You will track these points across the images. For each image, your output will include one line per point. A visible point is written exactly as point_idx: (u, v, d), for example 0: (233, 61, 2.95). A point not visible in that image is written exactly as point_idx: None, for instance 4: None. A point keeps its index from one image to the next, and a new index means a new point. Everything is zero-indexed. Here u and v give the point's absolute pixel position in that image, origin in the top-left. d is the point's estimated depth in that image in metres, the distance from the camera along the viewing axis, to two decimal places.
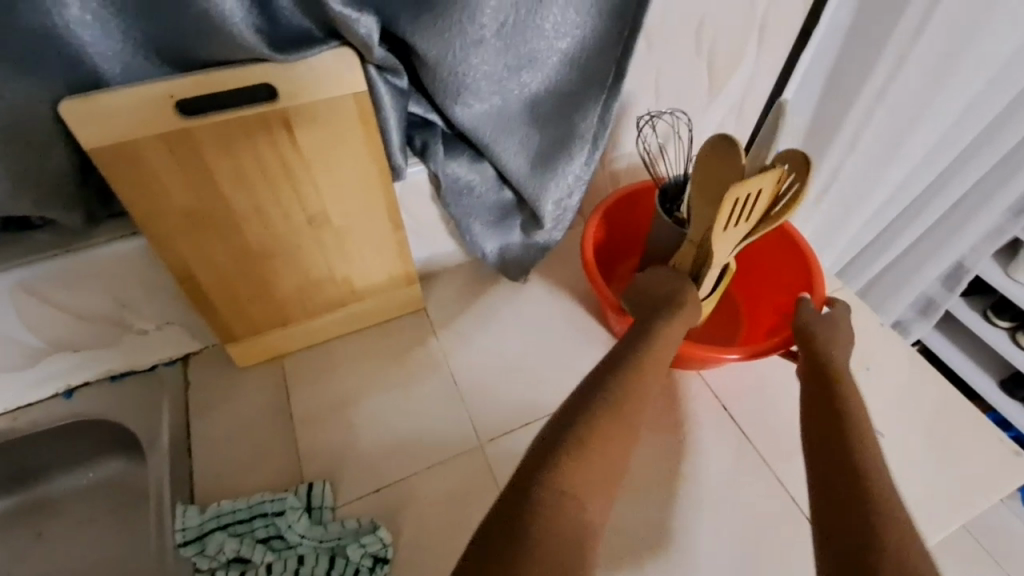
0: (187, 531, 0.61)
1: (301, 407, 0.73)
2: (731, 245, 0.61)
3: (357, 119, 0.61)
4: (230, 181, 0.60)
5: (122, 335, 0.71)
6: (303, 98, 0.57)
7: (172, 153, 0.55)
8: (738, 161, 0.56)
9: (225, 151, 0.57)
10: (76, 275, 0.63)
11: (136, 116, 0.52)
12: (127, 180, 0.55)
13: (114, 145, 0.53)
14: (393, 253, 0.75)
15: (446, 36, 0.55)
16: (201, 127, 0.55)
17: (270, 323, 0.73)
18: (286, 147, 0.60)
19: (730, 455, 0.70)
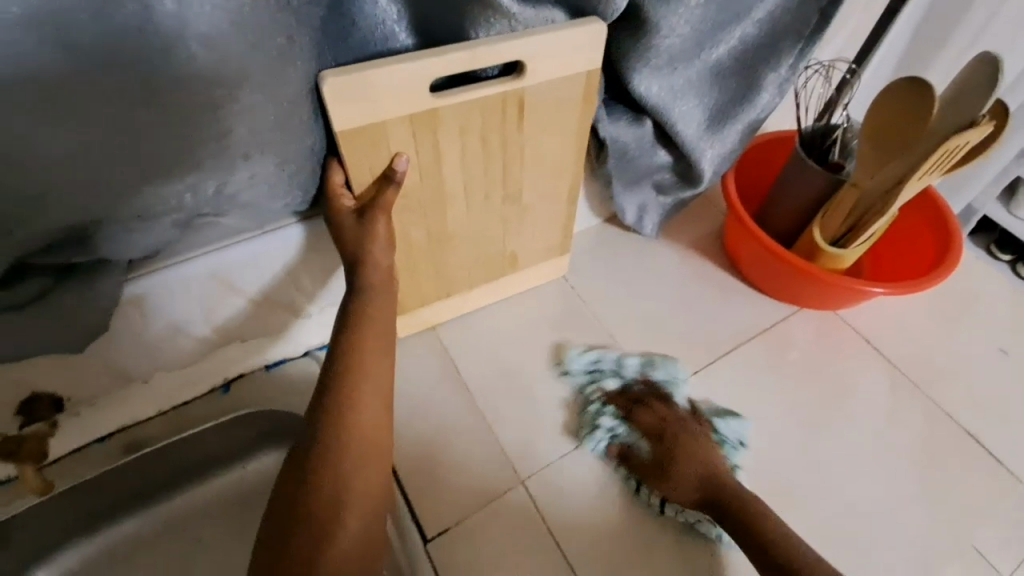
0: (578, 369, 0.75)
1: (472, 376, 0.75)
2: (905, 197, 0.63)
3: (579, 99, 0.57)
4: (451, 167, 0.56)
5: (288, 321, 0.69)
6: (545, 74, 0.53)
7: (413, 131, 0.51)
8: (926, 104, 0.60)
9: (459, 132, 0.54)
10: (267, 258, 0.59)
11: (402, 89, 0.48)
12: (360, 146, 0.50)
13: (367, 122, 0.48)
14: (561, 229, 0.71)
15: (660, 7, 0.57)
16: (449, 107, 0.51)
17: (436, 295, 0.72)
18: (510, 123, 0.56)
19: (884, 382, 0.76)
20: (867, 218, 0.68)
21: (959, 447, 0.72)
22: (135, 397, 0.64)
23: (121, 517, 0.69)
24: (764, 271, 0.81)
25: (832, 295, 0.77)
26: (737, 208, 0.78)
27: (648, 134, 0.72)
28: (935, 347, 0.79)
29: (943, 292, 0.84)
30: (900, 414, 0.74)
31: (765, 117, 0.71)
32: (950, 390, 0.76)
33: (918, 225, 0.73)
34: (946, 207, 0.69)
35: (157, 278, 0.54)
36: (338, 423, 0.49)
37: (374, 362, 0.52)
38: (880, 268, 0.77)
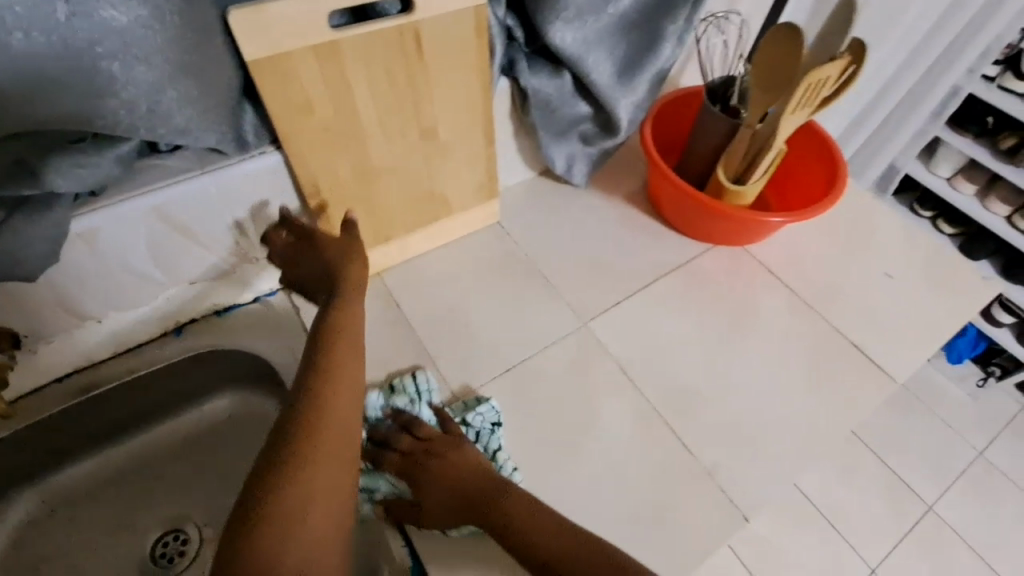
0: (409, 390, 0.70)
1: (413, 313, 0.81)
2: (788, 129, 0.72)
3: (473, 33, 0.65)
4: (364, 100, 0.63)
5: (236, 265, 0.73)
6: (433, 8, 0.61)
7: (320, 65, 0.58)
8: (799, 50, 0.67)
9: (365, 68, 0.61)
10: (209, 198, 0.64)
11: (305, 20, 0.55)
12: (275, 82, 0.57)
13: (276, 57, 0.55)
14: (484, 168, 0.81)
15: None
16: (349, 41, 0.58)
17: (376, 240, 0.78)
18: (412, 60, 0.63)
19: (783, 306, 0.86)
20: (761, 152, 0.76)
21: (846, 356, 0.82)
22: (91, 337, 0.69)
23: (87, 453, 0.75)
24: (681, 214, 0.89)
25: (743, 230, 0.86)
26: (654, 158, 0.84)
27: (567, 84, 0.79)
28: (830, 274, 0.89)
29: (842, 226, 0.94)
30: (796, 331, 0.84)
31: (669, 68, 0.78)
32: (841, 310, 0.86)
33: (810, 161, 0.82)
34: (831, 142, 0.78)
35: (106, 216, 0.58)
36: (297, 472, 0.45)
37: (341, 419, 0.50)
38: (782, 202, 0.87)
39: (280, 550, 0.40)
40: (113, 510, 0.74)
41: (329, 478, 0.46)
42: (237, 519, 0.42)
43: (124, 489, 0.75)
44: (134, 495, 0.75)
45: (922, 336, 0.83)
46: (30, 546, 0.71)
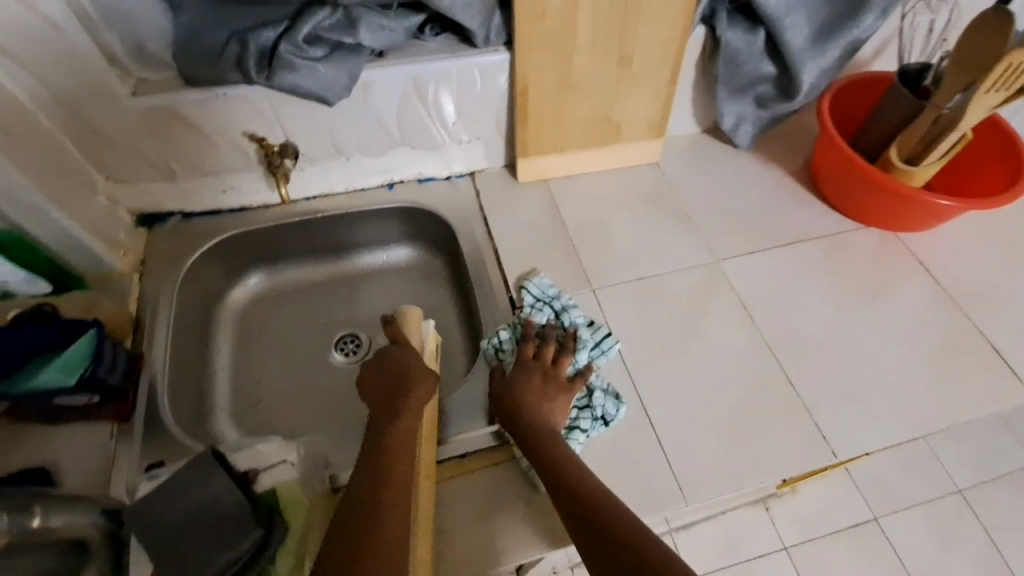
0: (533, 289, 0.83)
1: (568, 217, 0.94)
2: (975, 115, 0.74)
3: None
4: (584, 20, 0.77)
5: (444, 142, 0.91)
6: None
7: None
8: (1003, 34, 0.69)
9: None
10: (450, 78, 0.81)
11: None
12: None
13: None
14: (662, 104, 0.91)
15: None
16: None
17: (553, 148, 0.93)
18: None
19: (924, 295, 0.86)
20: (941, 136, 0.78)
21: (982, 356, 0.81)
22: (336, 170, 0.90)
23: (309, 261, 0.96)
24: (840, 191, 0.92)
25: (905, 212, 0.87)
26: (830, 129, 0.87)
27: (758, 42, 0.86)
28: (987, 279, 0.87)
29: (1009, 238, 0.91)
30: (931, 320, 0.84)
31: (865, 39, 0.82)
32: (989, 313, 0.84)
33: (997, 157, 0.84)
34: (1022, 141, 0.81)
35: (381, 73, 0.77)
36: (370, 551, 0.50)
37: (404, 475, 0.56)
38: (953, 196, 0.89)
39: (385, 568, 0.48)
40: (316, 313, 0.94)
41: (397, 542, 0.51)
42: None
43: (322, 300, 0.95)
44: (324, 307, 0.94)
45: None
46: (248, 318, 0.92)
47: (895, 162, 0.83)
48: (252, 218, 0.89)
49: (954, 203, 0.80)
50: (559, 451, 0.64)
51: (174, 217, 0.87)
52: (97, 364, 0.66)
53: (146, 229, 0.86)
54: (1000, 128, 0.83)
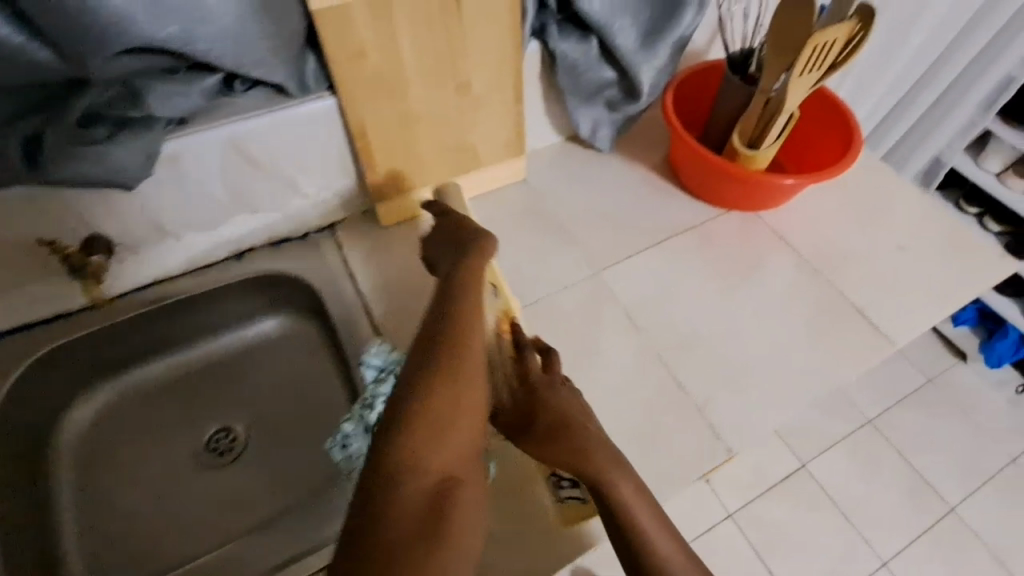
0: (374, 360, 0.75)
1: (440, 254, 0.89)
2: (799, 93, 0.75)
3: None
4: (408, 52, 0.72)
5: (289, 200, 0.84)
6: None
7: (373, 17, 0.66)
8: (809, 13, 0.69)
9: (409, 20, 0.69)
10: (271, 135, 0.74)
11: None
12: (334, 33, 0.66)
13: (336, 9, 0.64)
14: (513, 124, 0.88)
15: None
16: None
17: (412, 186, 0.88)
18: (452, 18, 0.71)
19: (789, 270, 0.89)
20: (774, 116, 0.80)
21: (850, 320, 0.85)
22: (169, 251, 0.81)
23: (164, 353, 0.88)
24: (697, 181, 0.94)
25: (756, 193, 0.90)
26: (676, 123, 0.89)
27: (594, 48, 0.85)
28: (842, 243, 0.92)
29: (855, 199, 0.98)
30: (800, 292, 0.87)
31: (691, 35, 0.84)
32: (848, 275, 0.89)
33: (829, 129, 0.89)
34: (846, 112, 0.86)
35: (187, 142, 0.69)
36: (445, 492, 0.48)
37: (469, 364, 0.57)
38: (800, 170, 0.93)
39: (430, 452, 0.50)
40: (186, 404, 0.88)
41: (466, 440, 0.53)
42: (375, 470, 0.48)
43: (187, 392, 0.88)
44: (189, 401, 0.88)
45: (927, 306, 0.86)
46: (102, 430, 0.84)
47: (739, 147, 0.86)
48: (86, 320, 0.81)
49: (798, 180, 0.83)
50: (571, 411, 0.66)
51: None
52: None
53: None
54: (827, 102, 0.88)
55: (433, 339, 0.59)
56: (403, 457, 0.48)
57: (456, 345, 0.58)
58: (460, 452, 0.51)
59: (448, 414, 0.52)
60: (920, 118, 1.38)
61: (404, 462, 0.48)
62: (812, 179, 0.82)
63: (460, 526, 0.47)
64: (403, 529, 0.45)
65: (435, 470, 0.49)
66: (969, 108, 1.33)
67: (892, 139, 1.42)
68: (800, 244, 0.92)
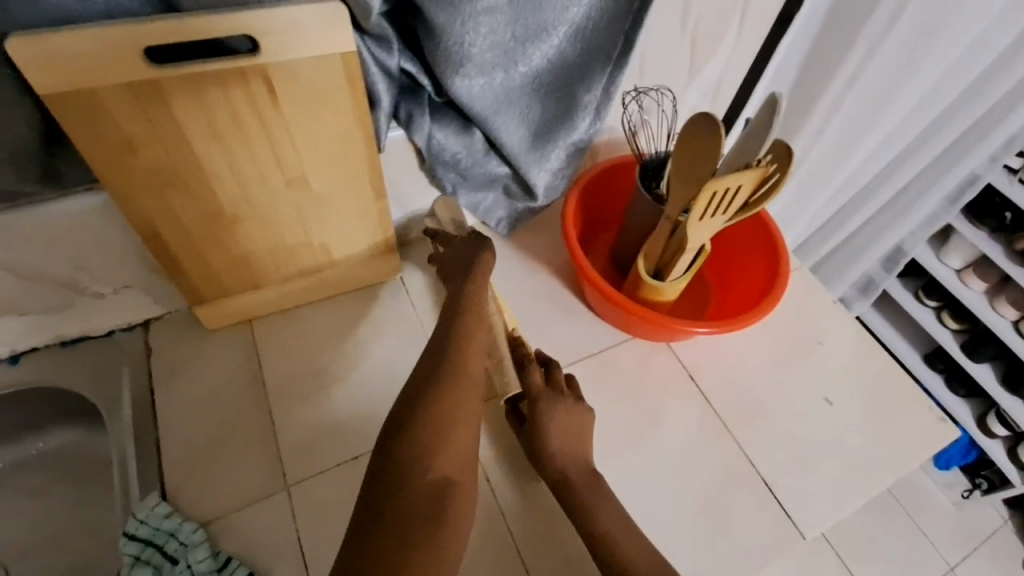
0: (139, 529, 0.58)
1: (271, 374, 0.71)
2: (704, 234, 0.62)
3: (336, 84, 0.57)
4: (205, 143, 0.56)
5: (75, 299, 0.67)
6: (284, 51, 0.53)
7: (141, 105, 0.51)
8: (718, 145, 0.57)
9: (199, 107, 0.53)
10: (24, 234, 0.58)
11: (105, 61, 0.47)
12: (85, 122, 0.50)
13: (76, 92, 0.48)
14: (374, 222, 0.72)
15: (437, 9, 0.53)
16: (174, 79, 0.51)
17: (239, 287, 0.71)
18: (265, 106, 0.56)
19: (693, 421, 0.75)
20: (677, 251, 0.66)
21: (755, 496, 0.71)
22: None
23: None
24: (598, 302, 0.78)
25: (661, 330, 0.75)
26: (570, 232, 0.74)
27: (474, 141, 0.71)
28: (760, 390, 0.78)
29: (784, 332, 0.83)
30: (702, 452, 0.73)
31: (588, 140, 0.71)
32: (761, 433, 0.75)
33: (758, 256, 0.75)
34: (777, 240, 0.72)
35: None
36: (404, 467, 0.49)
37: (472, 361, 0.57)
38: (722, 298, 0.79)
39: (439, 450, 0.51)
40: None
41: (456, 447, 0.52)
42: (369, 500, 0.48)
43: None
44: None
45: (847, 482, 0.72)
46: None
47: (641, 275, 0.71)
48: None
49: (712, 327, 0.68)
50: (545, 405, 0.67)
51: None
52: None
53: None
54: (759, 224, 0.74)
55: (440, 331, 0.60)
56: (415, 451, 0.50)
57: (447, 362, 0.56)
58: (453, 453, 0.52)
59: (451, 424, 0.53)
60: (879, 213, 1.25)
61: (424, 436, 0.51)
62: (722, 326, 0.67)
63: (460, 508, 0.50)
64: (400, 524, 0.46)
65: (440, 472, 0.50)
66: (932, 209, 1.21)
67: (848, 233, 1.29)
68: (711, 388, 0.78)
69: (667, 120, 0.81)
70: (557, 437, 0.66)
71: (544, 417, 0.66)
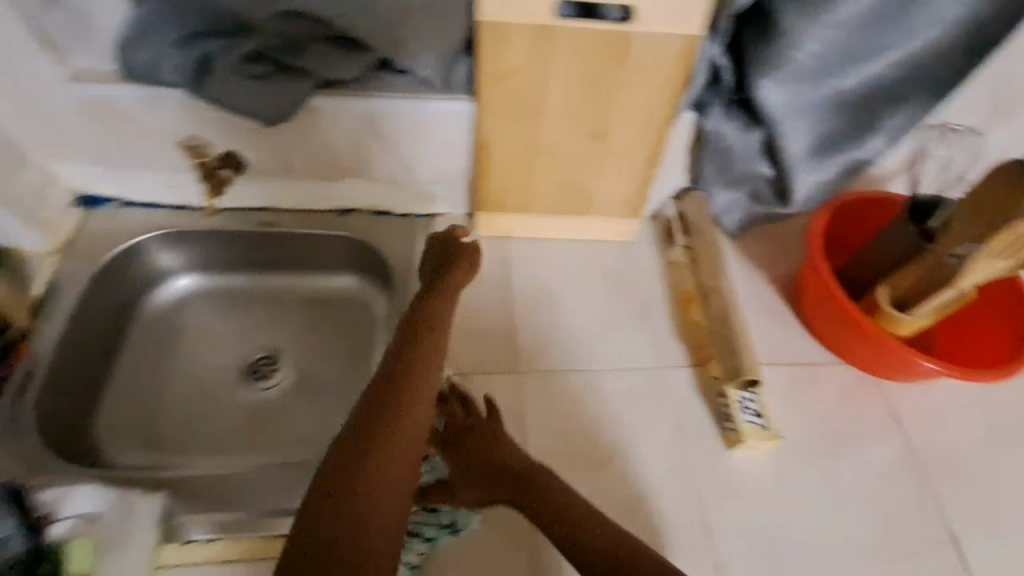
0: None
1: (517, 282, 0.87)
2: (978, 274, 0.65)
3: (674, 58, 0.68)
4: (557, 85, 0.70)
5: (401, 181, 0.86)
6: (649, 25, 0.65)
7: (533, 45, 0.66)
8: None
9: (568, 56, 0.67)
10: (406, 119, 0.76)
11: (531, 8, 0.62)
12: (492, 50, 0.66)
13: (498, 26, 0.64)
14: (638, 184, 0.83)
15: (803, 14, 0.64)
16: (563, 31, 0.65)
17: (515, 206, 0.86)
18: (613, 65, 0.69)
19: (888, 456, 0.76)
20: (935, 286, 0.69)
21: (938, 545, 0.70)
22: (285, 188, 0.85)
23: (233, 273, 0.88)
24: (818, 318, 0.81)
25: (880, 360, 0.77)
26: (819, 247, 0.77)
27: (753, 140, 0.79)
28: (964, 450, 0.77)
29: (1002, 405, 0.80)
30: (891, 486, 0.74)
31: (868, 161, 0.76)
32: (957, 491, 0.74)
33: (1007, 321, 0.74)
34: None
35: (334, 102, 0.73)
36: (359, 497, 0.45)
37: (421, 404, 0.51)
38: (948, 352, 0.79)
39: (361, 512, 0.45)
40: (216, 329, 0.85)
41: (389, 502, 0.46)
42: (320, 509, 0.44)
43: (240, 314, 0.87)
44: (238, 325, 0.86)
45: None
46: (148, 320, 0.84)
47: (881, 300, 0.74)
48: (192, 219, 0.85)
49: (940, 367, 0.71)
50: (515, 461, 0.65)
51: (117, 204, 0.85)
52: None
53: (85, 209, 0.84)
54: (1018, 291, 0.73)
55: (403, 348, 0.54)
56: (356, 513, 0.44)
57: (389, 396, 0.50)
58: (386, 506, 0.46)
59: (381, 473, 0.46)
60: None
61: (368, 478, 0.46)
62: (964, 372, 0.68)
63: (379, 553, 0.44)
64: None
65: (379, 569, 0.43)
66: None
67: None
68: (912, 431, 0.78)
69: (935, 166, 0.84)
70: (575, 505, 0.61)
71: (562, 488, 0.63)
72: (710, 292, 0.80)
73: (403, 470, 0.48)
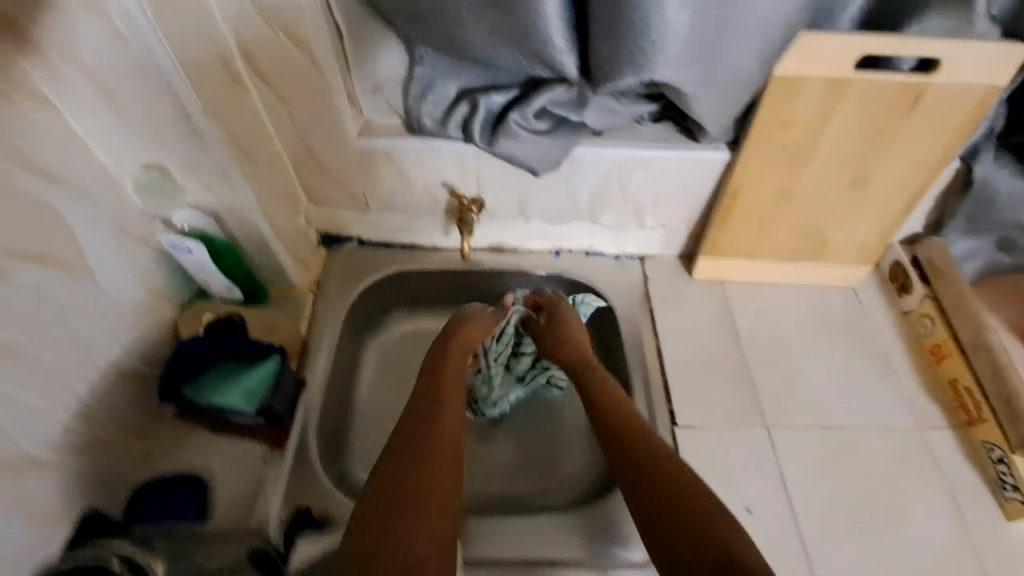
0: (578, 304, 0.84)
1: (745, 329, 0.85)
2: None
3: (968, 108, 0.65)
4: (833, 133, 0.69)
5: (626, 224, 0.87)
6: (954, 75, 0.62)
7: (824, 96, 0.65)
8: None
9: (855, 106, 0.66)
10: (656, 166, 0.77)
11: (835, 62, 0.61)
12: (780, 102, 0.65)
13: (794, 80, 0.63)
14: (883, 232, 0.80)
15: None
16: (859, 82, 0.63)
17: (743, 251, 0.85)
18: (900, 115, 0.66)
19: None
20: None
21: None
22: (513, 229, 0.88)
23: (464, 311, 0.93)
24: None
25: None
26: None
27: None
28: None
29: None
30: None
31: None
32: None
33: None
34: None
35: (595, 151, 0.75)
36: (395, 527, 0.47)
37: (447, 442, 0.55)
38: None
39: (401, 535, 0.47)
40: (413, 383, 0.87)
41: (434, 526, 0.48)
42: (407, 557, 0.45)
43: None
44: None
45: None
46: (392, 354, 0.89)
47: None
48: (421, 258, 0.89)
49: None
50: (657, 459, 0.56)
51: (352, 243, 0.89)
52: (274, 392, 0.67)
53: (326, 248, 0.89)
54: None
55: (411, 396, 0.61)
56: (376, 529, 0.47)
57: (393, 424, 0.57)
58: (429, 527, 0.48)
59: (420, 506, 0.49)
60: None
61: (380, 504, 0.49)
62: None
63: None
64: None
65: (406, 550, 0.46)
66: None
67: None
68: None
69: None
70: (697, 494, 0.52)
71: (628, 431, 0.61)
72: (973, 349, 0.77)
73: (448, 497, 0.51)
